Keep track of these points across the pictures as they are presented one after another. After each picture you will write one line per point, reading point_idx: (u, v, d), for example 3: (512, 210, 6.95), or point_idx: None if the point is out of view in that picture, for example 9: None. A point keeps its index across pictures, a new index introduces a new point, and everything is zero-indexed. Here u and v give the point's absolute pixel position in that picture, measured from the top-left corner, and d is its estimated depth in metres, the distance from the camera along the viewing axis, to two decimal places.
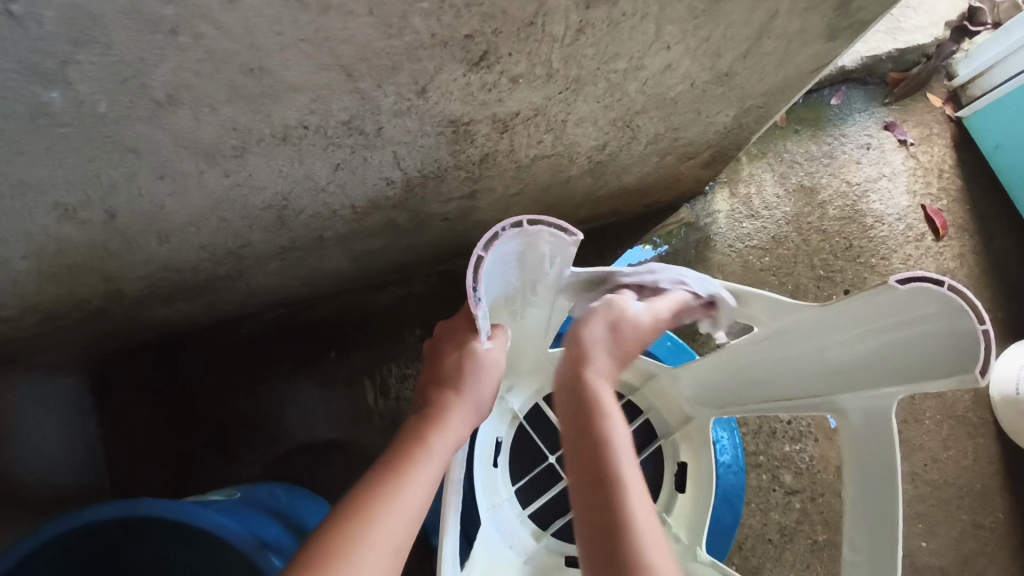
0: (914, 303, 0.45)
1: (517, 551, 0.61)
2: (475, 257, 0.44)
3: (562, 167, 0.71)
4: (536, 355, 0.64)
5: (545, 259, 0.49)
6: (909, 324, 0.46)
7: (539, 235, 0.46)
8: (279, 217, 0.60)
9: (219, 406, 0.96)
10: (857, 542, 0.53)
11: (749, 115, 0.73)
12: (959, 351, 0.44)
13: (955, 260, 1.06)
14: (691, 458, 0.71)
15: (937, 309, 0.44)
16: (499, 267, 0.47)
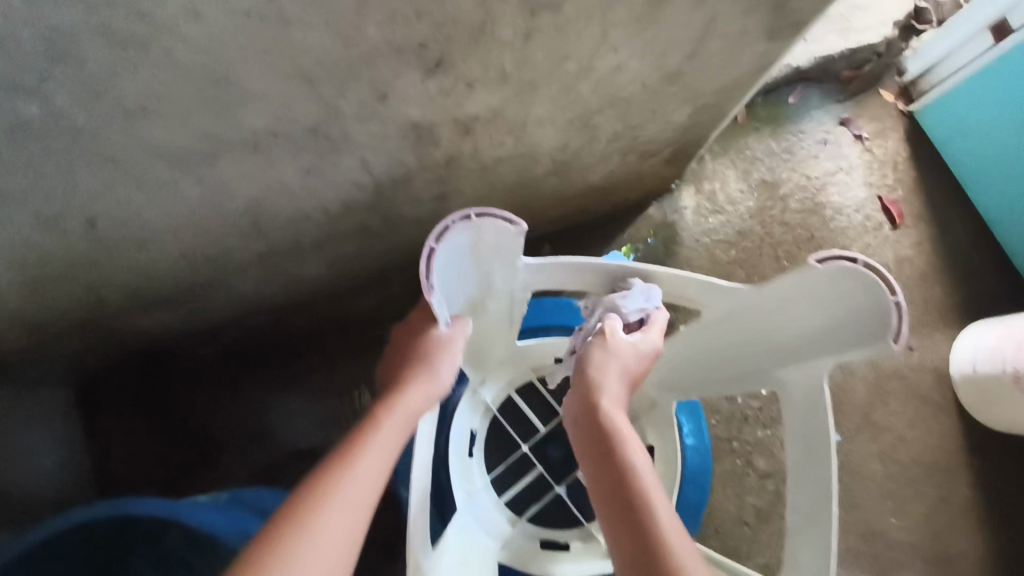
0: (835, 279, 0.49)
1: (494, 536, 0.63)
2: (427, 250, 0.46)
3: (527, 168, 0.74)
4: (507, 351, 0.66)
5: (499, 250, 0.51)
6: (833, 299, 0.50)
7: (485, 228, 0.48)
8: (255, 222, 0.63)
9: (205, 413, 0.98)
10: (799, 506, 0.56)
11: (705, 113, 0.77)
12: (875, 319, 0.48)
13: (913, 248, 1.10)
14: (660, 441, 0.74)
15: (856, 283, 0.48)
16: (452, 261, 0.49)
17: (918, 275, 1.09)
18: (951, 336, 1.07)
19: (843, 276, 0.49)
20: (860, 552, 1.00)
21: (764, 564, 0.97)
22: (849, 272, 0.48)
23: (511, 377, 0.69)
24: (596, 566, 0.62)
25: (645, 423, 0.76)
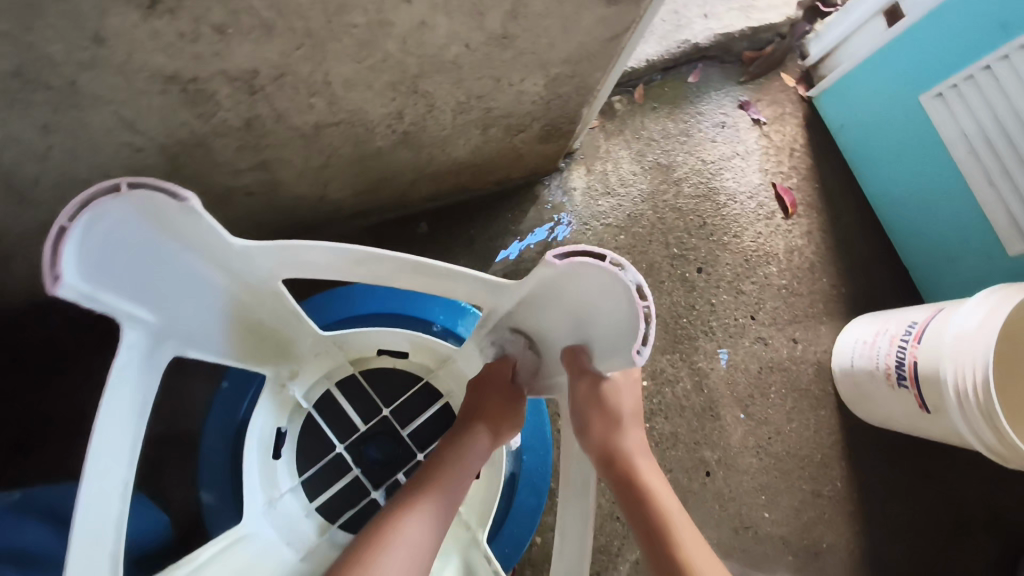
0: (586, 273, 0.40)
1: (294, 547, 0.56)
2: (55, 231, 0.32)
3: (362, 137, 0.67)
4: (313, 341, 0.58)
5: (181, 222, 0.37)
6: (609, 316, 0.42)
7: (150, 200, 0.35)
8: (13, 187, 0.54)
9: (26, 404, 0.83)
10: (566, 528, 0.51)
11: (564, 85, 0.71)
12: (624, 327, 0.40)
13: (803, 238, 1.08)
14: None
15: (626, 310, 0.40)
16: (116, 248, 0.36)
17: (807, 266, 1.07)
18: (836, 329, 1.06)
19: (596, 272, 0.40)
20: (733, 546, 0.97)
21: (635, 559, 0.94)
22: (629, 304, 0.39)
23: (327, 369, 0.63)
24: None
25: None
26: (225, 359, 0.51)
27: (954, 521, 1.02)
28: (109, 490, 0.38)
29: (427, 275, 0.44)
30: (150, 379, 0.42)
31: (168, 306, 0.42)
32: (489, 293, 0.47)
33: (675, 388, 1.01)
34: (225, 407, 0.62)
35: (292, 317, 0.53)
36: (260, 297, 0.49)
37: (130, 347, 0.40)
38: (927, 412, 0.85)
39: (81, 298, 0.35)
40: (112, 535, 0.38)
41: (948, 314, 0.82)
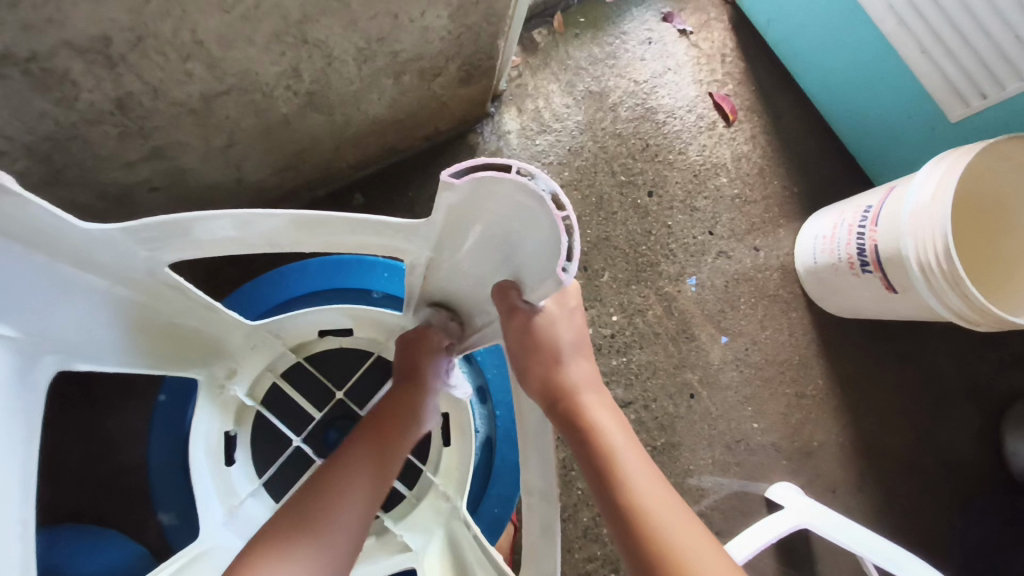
0: (497, 193, 0.36)
1: None
2: None
3: (261, 104, 0.61)
4: (244, 335, 0.53)
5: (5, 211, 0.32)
6: (530, 237, 0.38)
7: None
8: None
9: None
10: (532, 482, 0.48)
11: (471, 14, 0.65)
12: (546, 242, 0.37)
13: (748, 143, 1.06)
14: (452, 407, 0.64)
15: (544, 223, 0.36)
16: None
17: (756, 171, 1.05)
18: (794, 229, 1.05)
19: (506, 188, 0.36)
20: (728, 461, 0.98)
21: None
22: (546, 216, 0.35)
23: (268, 362, 0.58)
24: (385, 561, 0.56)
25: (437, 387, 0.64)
26: (141, 369, 0.46)
27: (933, 395, 1.03)
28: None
29: (326, 228, 0.41)
30: (26, 402, 0.37)
31: (30, 315, 0.36)
32: (404, 241, 0.43)
33: (646, 317, 0.99)
34: (168, 421, 0.58)
35: (209, 313, 0.48)
36: (153, 296, 0.44)
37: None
38: (894, 292, 0.85)
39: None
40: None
41: (900, 193, 0.81)
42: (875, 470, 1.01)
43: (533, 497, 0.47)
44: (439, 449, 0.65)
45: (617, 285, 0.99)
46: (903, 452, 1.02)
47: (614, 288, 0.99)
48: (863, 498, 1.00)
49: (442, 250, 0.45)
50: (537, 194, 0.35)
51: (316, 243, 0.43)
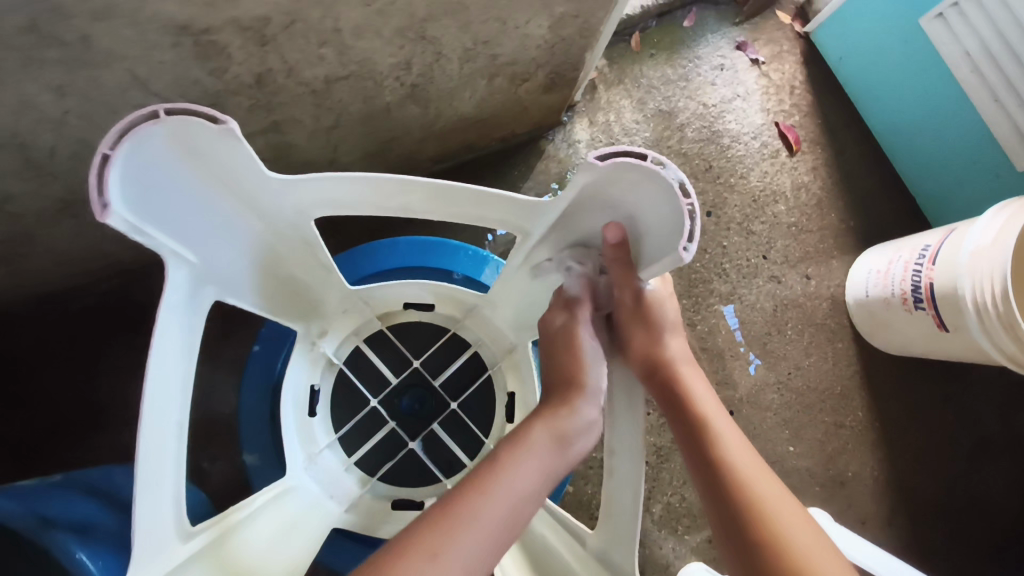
0: (628, 179, 0.42)
1: (338, 500, 0.59)
2: (102, 156, 0.34)
3: (371, 92, 0.67)
4: (340, 296, 0.60)
5: (217, 158, 0.39)
6: (652, 218, 0.43)
7: (190, 134, 0.37)
8: (29, 159, 0.53)
9: (60, 391, 0.85)
10: (616, 448, 0.51)
11: (568, 26, 0.70)
12: (668, 225, 0.42)
13: (809, 174, 1.08)
14: (519, 386, 0.66)
15: (668, 207, 0.41)
16: (161, 185, 0.38)
17: (814, 202, 1.08)
18: (847, 262, 1.07)
19: (637, 175, 0.41)
20: None
21: (666, 499, 0.96)
22: (673, 203, 0.40)
23: (356, 326, 0.64)
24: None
25: (506, 367, 0.67)
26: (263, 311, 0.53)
27: (974, 440, 1.04)
28: (166, 434, 0.41)
29: (452, 199, 0.46)
30: (190, 320, 0.44)
31: (206, 247, 0.43)
32: (521, 219, 0.48)
33: (693, 330, 1.02)
34: (262, 367, 0.64)
35: (327, 272, 0.55)
36: (291, 247, 0.51)
37: (176, 286, 0.42)
38: (945, 331, 0.87)
39: (127, 228, 0.36)
40: (171, 474, 0.41)
41: (960, 234, 0.83)
42: (908, 508, 1.01)
43: (617, 460, 0.51)
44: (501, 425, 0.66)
45: None
46: (938, 493, 1.02)
47: None
48: (893, 534, 1.00)
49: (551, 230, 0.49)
50: (667, 181, 0.40)
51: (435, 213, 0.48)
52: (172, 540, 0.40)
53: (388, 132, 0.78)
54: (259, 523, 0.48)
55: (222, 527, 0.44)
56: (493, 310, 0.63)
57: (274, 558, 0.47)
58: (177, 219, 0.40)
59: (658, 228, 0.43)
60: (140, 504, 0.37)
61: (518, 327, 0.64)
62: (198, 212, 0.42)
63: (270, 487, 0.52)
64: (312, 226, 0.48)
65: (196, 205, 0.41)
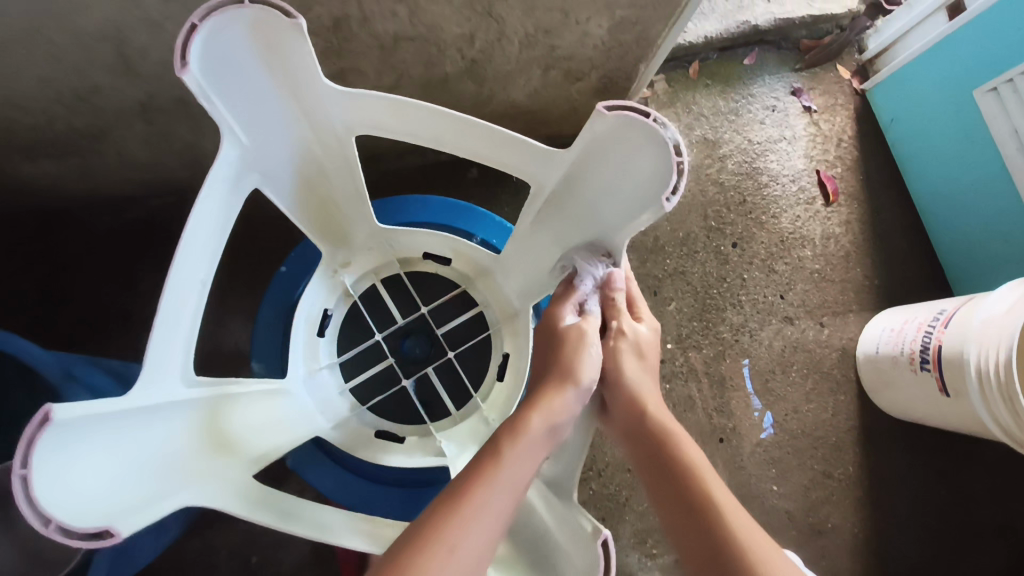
0: (633, 135, 0.46)
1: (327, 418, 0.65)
2: (189, 25, 0.40)
3: (433, 58, 0.72)
4: (367, 232, 0.67)
5: (283, 53, 0.45)
6: (643, 179, 0.48)
7: (264, 26, 0.43)
8: (122, 55, 0.60)
9: (98, 286, 0.91)
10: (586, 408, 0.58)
11: (627, 32, 0.74)
12: (658, 180, 0.46)
13: (841, 226, 1.10)
14: (513, 350, 0.70)
15: (661, 166, 0.45)
16: (232, 65, 0.44)
17: (842, 254, 1.09)
18: (864, 318, 1.07)
19: (638, 133, 0.45)
20: None
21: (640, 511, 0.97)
22: (666, 159, 0.45)
23: (377, 264, 0.70)
24: (421, 459, 0.65)
25: (503, 331, 0.71)
26: (294, 214, 0.60)
27: (963, 520, 1.02)
28: (189, 288, 0.48)
29: (479, 136, 0.52)
30: (230, 197, 0.51)
31: (261, 135, 0.50)
32: (534, 166, 0.53)
33: (698, 353, 1.03)
34: (284, 285, 0.71)
35: (355, 195, 0.62)
36: (334, 164, 0.58)
37: (226, 164, 0.48)
38: (946, 396, 0.87)
39: (197, 92, 0.43)
40: (186, 328, 0.48)
41: (976, 301, 0.83)
42: (883, 573, 1.00)
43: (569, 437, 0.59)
44: (490, 381, 0.71)
45: (680, 317, 1.04)
46: (917, 565, 1.01)
47: (676, 318, 1.04)
48: None
49: (559, 182, 0.54)
50: (663, 141, 0.44)
51: (460, 146, 0.54)
52: (178, 385, 0.48)
53: (441, 104, 0.83)
54: (253, 406, 0.56)
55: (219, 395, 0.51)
56: (502, 274, 0.68)
57: (257, 434, 0.55)
58: (240, 103, 0.47)
59: (646, 188, 0.47)
60: (157, 335, 0.45)
61: (523, 294, 0.68)
62: (258, 101, 0.48)
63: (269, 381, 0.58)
64: (355, 145, 0.55)
65: (259, 93, 0.48)
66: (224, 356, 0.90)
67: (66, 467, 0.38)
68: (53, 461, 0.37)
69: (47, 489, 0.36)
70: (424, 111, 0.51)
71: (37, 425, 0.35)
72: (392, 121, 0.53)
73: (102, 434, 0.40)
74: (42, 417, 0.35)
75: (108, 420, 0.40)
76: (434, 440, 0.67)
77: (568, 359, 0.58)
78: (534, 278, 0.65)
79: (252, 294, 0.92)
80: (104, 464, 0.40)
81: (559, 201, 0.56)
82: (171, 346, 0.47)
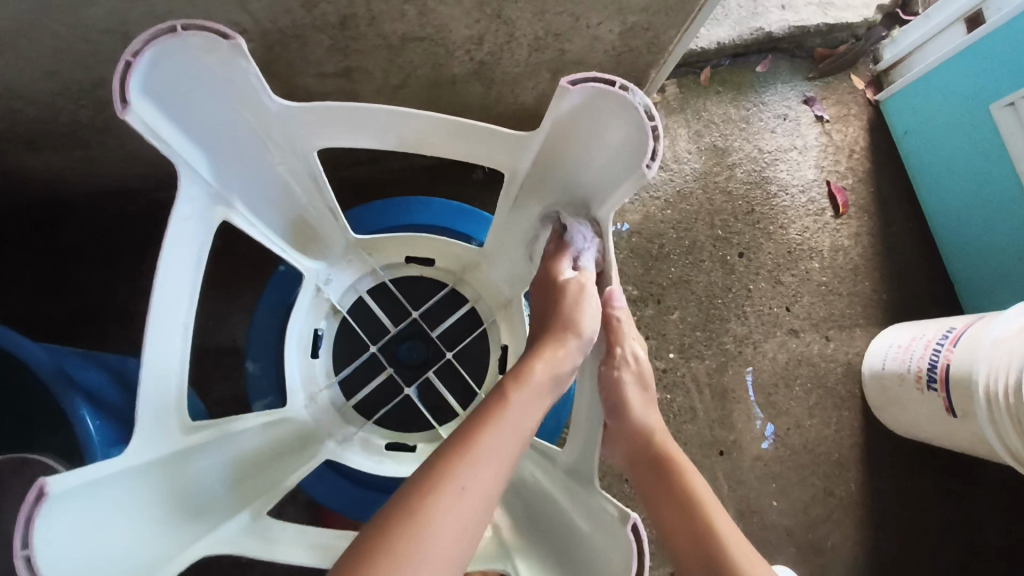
0: (603, 106, 0.49)
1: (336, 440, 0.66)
2: (123, 63, 0.41)
3: (440, 60, 0.71)
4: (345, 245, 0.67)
5: (221, 74, 0.46)
6: (619, 146, 0.51)
7: (192, 48, 0.44)
8: (124, 49, 0.59)
9: (97, 280, 0.91)
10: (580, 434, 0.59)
11: (638, 38, 0.73)
12: (635, 142, 0.49)
13: (850, 239, 1.08)
14: (512, 337, 0.71)
15: (637, 129, 0.48)
16: (175, 92, 0.46)
17: (850, 267, 1.07)
18: (871, 333, 1.05)
19: (607, 101, 0.48)
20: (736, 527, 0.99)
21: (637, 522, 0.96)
22: (639, 120, 0.48)
23: (366, 271, 0.71)
24: None
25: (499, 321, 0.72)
26: (272, 239, 0.61)
27: (966, 542, 1.00)
28: (169, 327, 0.49)
29: (451, 135, 0.54)
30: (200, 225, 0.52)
31: (223, 172, 0.53)
32: (511, 156, 0.55)
33: (700, 364, 1.02)
34: (280, 289, 0.71)
35: (327, 212, 0.62)
36: (303, 184, 0.59)
37: (189, 195, 0.50)
38: (953, 417, 0.85)
39: (144, 129, 0.44)
40: (174, 372, 0.50)
41: (987, 321, 0.82)
42: None
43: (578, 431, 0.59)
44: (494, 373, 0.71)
45: (683, 327, 1.03)
46: None
47: (680, 328, 1.03)
48: None
49: (533, 166, 0.56)
50: (633, 105, 0.47)
51: (434, 148, 0.56)
52: (175, 432, 0.49)
53: (447, 105, 0.82)
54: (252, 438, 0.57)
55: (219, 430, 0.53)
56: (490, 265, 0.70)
57: (270, 476, 0.57)
58: (188, 129, 0.48)
59: (623, 153, 0.51)
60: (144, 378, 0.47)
61: (514, 281, 0.70)
62: (207, 124, 0.49)
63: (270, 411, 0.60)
64: (316, 158, 0.56)
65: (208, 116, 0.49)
66: (221, 354, 0.89)
67: (70, 532, 0.39)
68: (59, 527, 0.38)
69: (56, 555, 0.38)
70: (391, 113, 0.51)
71: (33, 501, 0.36)
72: (352, 132, 0.53)
73: (101, 492, 0.41)
74: (38, 492, 0.36)
75: (104, 481, 0.42)
76: (446, 442, 0.67)
77: (563, 314, 0.58)
78: (525, 263, 0.67)
79: (251, 291, 0.91)
80: (106, 522, 0.41)
81: (537, 184, 0.59)
82: (161, 408, 0.48)
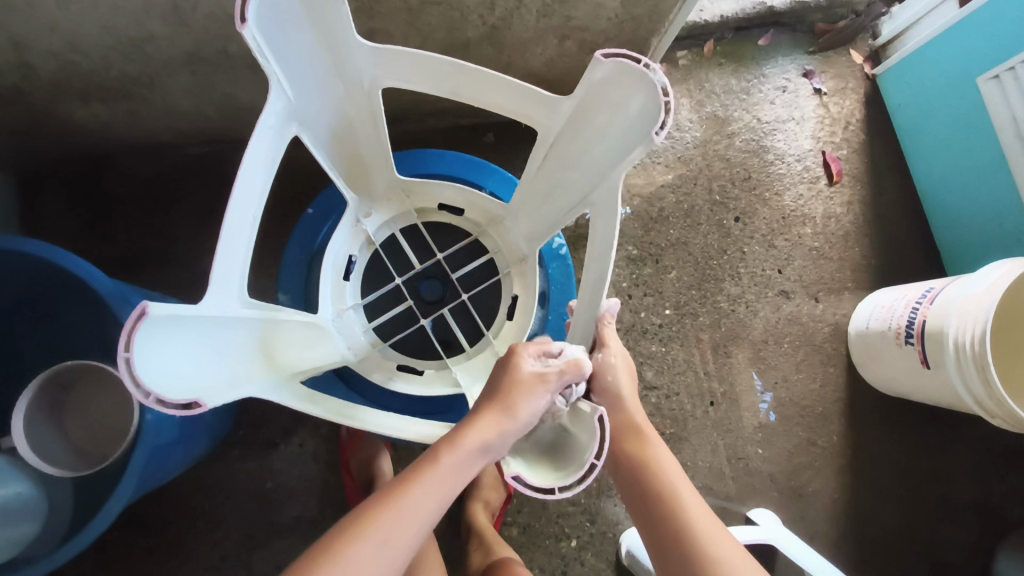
0: (628, 79, 0.51)
1: (353, 350, 0.73)
2: None
3: (456, 23, 0.77)
4: (387, 183, 0.75)
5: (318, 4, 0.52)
6: (636, 119, 0.53)
7: None
8: (174, 7, 0.66)
9: (137, 227, 0.99)
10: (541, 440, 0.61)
11: (640, 6, 0.79)
12: (649, 114, 0.51)
13: (842, 207, 1.13)
14: (523, 290, 0.78)
15: (650, 102, 0.50)
16: (279, 20, 0.50)
17: (841, 233, 1.13)
18: (859, 296, 1.11)
19: (633, 78, 0.51)
20: (723, 471, 1.06)
21: None
22: (656, 99, 0.50)
23: (398, 213, 0.78)
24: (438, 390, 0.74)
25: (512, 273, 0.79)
26: (329, 166, 0.67)
27: (940, 492, 1.07)
28: (243, 225, 0.52)
29: (494, 85, 0.59)
30: (278, 145, 0.56)
31: (300, 99, 0.57)
32: (544, 114, 0.61)
33: (695, 321, 1.09)
34: (310, 226, 0.79)
35: (381, 144, 0.69)
36: (359, 113, 0.65)
37: (277, 114, 0.54)
38: (927, 368, 0.92)
39: (253, 47, 0.47)
40: (241, 252, 0.53)
41: (961, 279, 0.87)
42: (858, 537, 1.06)
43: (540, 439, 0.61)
44: (502, 320, 0.79)
45: (679, 285, 1.09)
46: (892, 530, 1.06)
47: (676, 286, 1.09)
48: (838, 556, 1.05)
49: (567, 127, 0.61)
50: (652, 83, 0.49)
51: (476, 97, 0.62)
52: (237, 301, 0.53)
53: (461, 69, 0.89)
54: (290, 330, 0.62)
55: (268, 312, 0.57)
56: (511, 221, 0.76)
57: (295, 356, 0.61)
58: (285, 57, 0.52)
59: (639, 126, 0.52)
60: (222, 252, 0.49)
61: (530, 238, 0.75)
62: (299, 51, 0.54)
63: (304, 314, 0.66)
64: (381, 96, 0.63)
65: (300, 45, 0.53)
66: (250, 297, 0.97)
67: (156, 347, 0.42)
68: (150, 343, 0.42)
69: (149, 369, 0.41)
70: (451, 66, 0.58)
71: (136, 319, 0.40)
72: (411, 74, 0.60)
73: (186, 327, 0.45)
74: (140, 313, 0.40)
75: (187, 319, 0.45)
76: (450, 371, 0.75)
77: (509, 394, 0.59)
78: (540, 224, 0.72)
79: (278, 241, 0.99)
80: (182, 353, 0.45)
81: (564, 152, 0.63)
82: (230, 276, 0.51)
